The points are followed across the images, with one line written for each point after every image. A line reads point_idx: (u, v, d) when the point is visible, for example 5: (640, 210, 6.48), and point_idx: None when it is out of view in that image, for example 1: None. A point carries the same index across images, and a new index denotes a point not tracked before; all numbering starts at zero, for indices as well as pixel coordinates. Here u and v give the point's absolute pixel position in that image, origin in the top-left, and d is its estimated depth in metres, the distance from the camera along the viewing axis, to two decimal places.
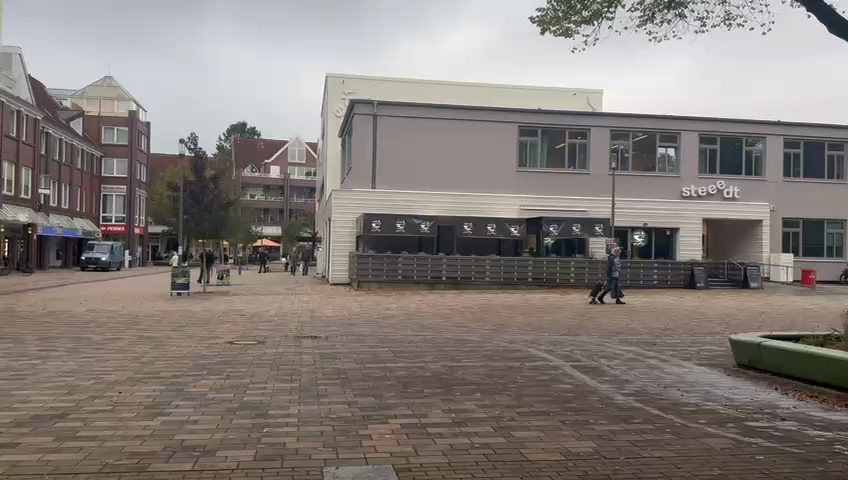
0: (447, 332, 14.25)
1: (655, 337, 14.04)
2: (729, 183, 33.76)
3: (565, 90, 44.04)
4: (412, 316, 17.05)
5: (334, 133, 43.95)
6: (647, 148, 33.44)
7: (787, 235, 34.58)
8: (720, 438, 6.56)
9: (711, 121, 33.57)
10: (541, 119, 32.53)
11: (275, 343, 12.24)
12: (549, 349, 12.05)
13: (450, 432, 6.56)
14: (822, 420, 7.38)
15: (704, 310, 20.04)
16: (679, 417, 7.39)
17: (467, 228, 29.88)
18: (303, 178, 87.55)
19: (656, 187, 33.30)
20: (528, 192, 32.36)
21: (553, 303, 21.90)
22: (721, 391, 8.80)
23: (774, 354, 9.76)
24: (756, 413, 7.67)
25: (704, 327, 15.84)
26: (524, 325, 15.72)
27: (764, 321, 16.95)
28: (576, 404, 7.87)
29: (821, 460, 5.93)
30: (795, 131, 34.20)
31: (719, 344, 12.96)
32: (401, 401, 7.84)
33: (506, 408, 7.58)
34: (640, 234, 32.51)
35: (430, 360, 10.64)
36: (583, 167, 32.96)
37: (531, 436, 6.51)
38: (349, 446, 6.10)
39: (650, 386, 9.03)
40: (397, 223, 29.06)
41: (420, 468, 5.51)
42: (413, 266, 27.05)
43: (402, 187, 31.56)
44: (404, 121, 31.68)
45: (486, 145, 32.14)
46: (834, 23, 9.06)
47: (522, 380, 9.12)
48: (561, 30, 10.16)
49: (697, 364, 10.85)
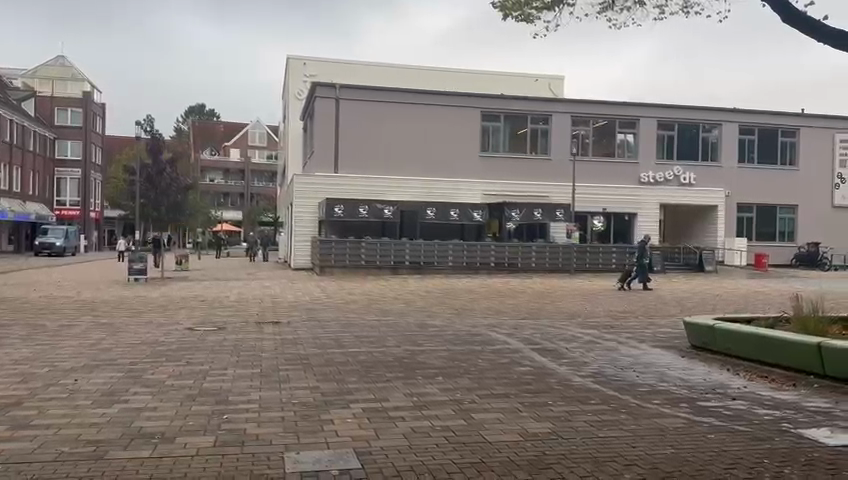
0: (409, 316, 14.31)
1: (613, 320, 14.33)
2: (686, 169, 34.37)
3: (526, 76, 44.19)
4: (374, 302, 17.05)
5: (295, 117, 43.57)
6: (606, 134, 33.93)
7: (742, 220, 35.33)
8: (674, 418, 6.76)
9: (668, 108, 34.23)
10: (503, 104, 32.74)
11: (236, 329, 12.12)
12: (510, 333, 12.19)
13: (411, 416, 6.61)
14: (770, 399, 7.65)
15: (660, 293, 20.49)
16: (635, 398, 7.58)
17: (430, 213, 30.06)
18: (263, 162, 86.49)
19: (615, 173, 33.74)
20: (490, 176, 32.51)
21: (514, 288, 22.12)
22: (675, 372, 9.03)
23: (727, 336, 10.03)
24: (708, 393, 7.91)
25: (660, 310, 16.22)
26: (486, 309, 15.88)
27: (717, 304, 17.44)
28: (534, 386, 8.00)
29: (769, 438, 6.15)
30: (749, 119, 35.02)
31: (673, 327, 13.31)
32: (363, 385, 7.86)
33: (467, 391, 7.67)
34: (599, 219, 33.09)
35: (392, 344, 10.68)
36: (544, 152, 33.23)
37: (491, 418, 6.60)
38: (311, 431, 6.10)
39: (607, 368, 9.22)
40: (360, 208, 28.96)
41: (380, 451, 5.55)
42: (376, 252, 26.98)
43: (365, 171, 31.28)
44: (367, 105, 31.44)
45: (449, 129, 32.17)
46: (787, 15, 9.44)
47: (482, 364, 9.22)
48: (522, 16, 10.22)
49: (654, 346, 11.12)
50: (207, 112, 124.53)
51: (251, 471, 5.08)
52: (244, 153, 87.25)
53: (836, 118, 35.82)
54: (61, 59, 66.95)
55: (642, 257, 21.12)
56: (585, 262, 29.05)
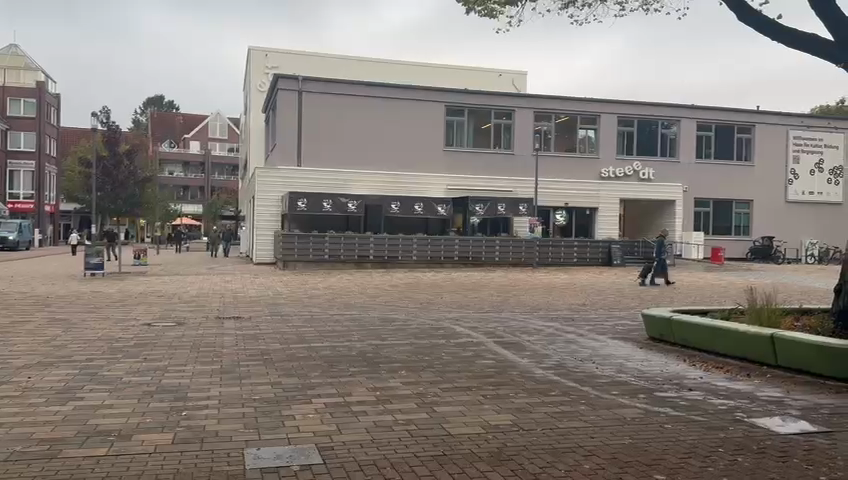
0: (373, 311, 14.30)
1: (573, 312, 14.55)
2: (645, 165, 35.06)
3: (489, 71, 44.43)
4: (338, 296, 16.99)
5: (257, 109, 43.11)
6: (568, 129, 34.35)
7: (699, 214, 36.14)
8: (632, 408, 6.89)
9: (629, 104, 34.78)
10: (467, 99, 32.86)
11: (196, 325, 11.94)
12: (473, 326, 12.26)
13: (374, 410, 6.59)
14: (724, 389, 7.84)
15: (620, 287, 20.82)
16: (594, 389, 7.71)
17: (394, 206, 29.54)
18: (224, 155, 85.32)
19: (577, 169, 34.26)
20: (455, 170, 32.61)
21: (478, 282, 22.26)
22: (633, 364, 9.19)
23: (684, 327, 10.23)
24: (665, 384, 8.07)
25: (620, 302, 16.50)
26: (450, 303, 15.96)
27: (675, 296, 17.80)
28: (497, 379, 8.07)
29: (722, 427, 6.31)
30: (706, 115, 35.84)
31: (632, 319, 13.57)
32: (326, 380, 7.82)
33: (429, 384, 7.68)
34: (562, 213, 33.42)
35: (356, 339, 10.65)
36: (507, 146, 33.48)
37: (453, 410, 6.63)
38: (271, 427, 6.04)
39: (568, 360, 9.33)
40: (323, 202, 28.66)
41: (342, 445, 5.53)
42: (340, 246, 26.77)
43: (328, 165, 31.03)
44: (330, 98, 31.16)
45: (413, 123, 32.13)
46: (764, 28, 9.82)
47: (446, 358, 9.25)
48: (485, 11, 10.27)
49: (613, 338, 11.31)
50: (166, 103, 122.24)
51: (211, 468, 5.01)
52: (204, 146, 85.97)
53: (790, 115, 36.74)
54: (14, 47, 64.94)
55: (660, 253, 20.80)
56: (547, 256, 29.41)
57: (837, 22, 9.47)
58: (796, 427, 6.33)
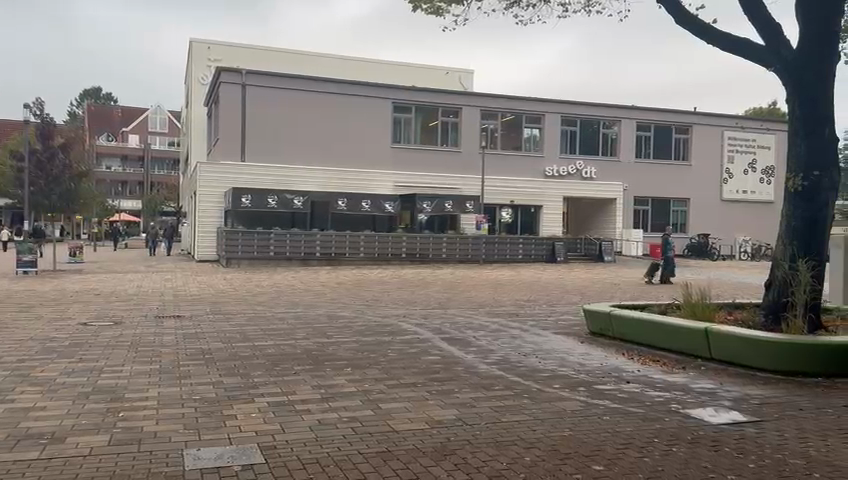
0: (319, 308, 14.22)
1: (518, 308, 14.77)
2: (587, 164, 35.72)
3: (436, 69, 44.57)
4: (283, 293, 16.83)
5: (198, 103, 42.09)
6: (513, 128, 34.79)
7: (638, 212, 37.20)
8: (572, 402, 7.05)
9: (571, 104, 35.47)
10: (413, 96, 32.91)
11: (134, 324, 11.62)
12: (419, 323, 12.30)
13: (318, 408, 6.55)
14: (660, 382, 8.11)
15: (563, 283, 21.24)
16: (536, 383, 7.86)
17: (341, 203, 29.47)
18: (164, 149, 83.18)
19: (522, 167, 34.68)
20: (402, 167, 32.58)
21: (424, 278, 22.38)
22: (574, 358, 9.39)
23: (622, 322, 10.51)
24: (605, 377, 8.29)
25: (562, 298, 16.85)
26: (397, 300, 16.00)
27: (615, 292, 18.25)
28: (442, 375, 8.11)
29: (658, 418, 6.52)
30: (646, 115, 36.85)
31: (574, 314, 13.88)
32: (270, 379, 7.72)
33: (374, 382, 7.67)
34: (508, 211, 33.93)
35: (301, 336, 10.55)
36: (455, 144, 33.74)
37: (398, 407, 6.66)
38: (212, 427, 5.94)
39: (511, 355, 9.48)
40: (269, 198, 28.25)
41: (285, 444, 5.48)
42: (285, 245, 26.41)
43: (273, 160, 30.44)
44: (275, 92, 30.61)
45: (360, 119, 31.94)
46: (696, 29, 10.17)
47: (392, 355, 9.26)
48: (432, 9, 10.34)
49: (555, 333, 11.52)
50: (103, 95, 118.36)
51: (149, 469, 4.91)
52: (143, 140, 83.68)
53: (724, 117, 38.06)
54: None
55: (668, 249, 20.84)
56: (494, 252, 29.74)
57: (766, 27, 9.97)
58: (728, 417, 6.58)
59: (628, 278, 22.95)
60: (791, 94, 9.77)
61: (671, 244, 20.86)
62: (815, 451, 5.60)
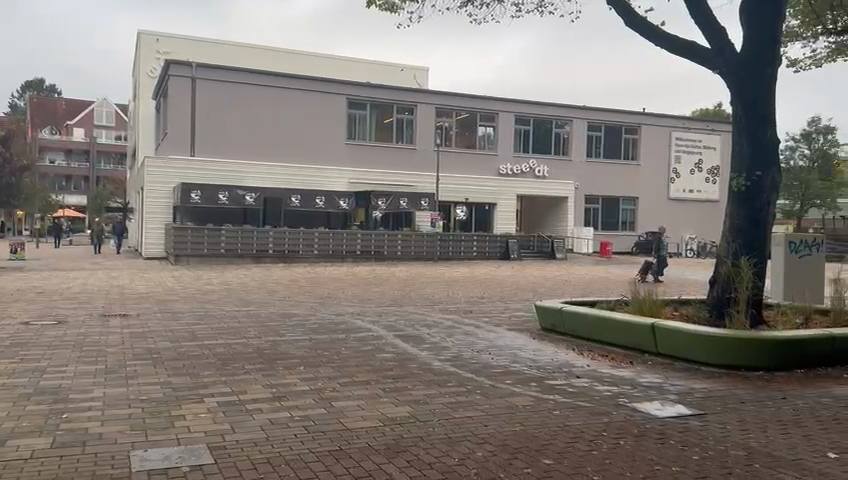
0: (272, 305, 14.06)
1: (472, 305, 14.89)
2: (540, 163, 36.25)
3: (391, 65, 44.42)
4: (234, 291, 16.58)
5: (146, 96, 41.05)
6: (468, 127, 34.99)
7: (588, 211, 37.87)
8: (523, 396, 7.14)
9: (525, 103, 35.88)
10: (368, 92, 32.79)
11: (78, 323, 11.27)
12: (373, 320, 12.30)
13: (270, 407, 6.48)
14: (609, 376, 8.28)
15: (516, 280, 21.47)
16: (489, 378, 7.93)
17: (295, 200, 29.30)
18: (110, 143, 80.96)
19: (476, 164, 34.97)
20: (356, 164, 32.40)
21: (379, 275, 22.33)
22: (526, 354, 9.51)
23: (573, 318, 10.71)
24: (556, 372, 8.42)
25: (516, 295, 17.04)
26: (352, 297, 15.93)
27: (566, 289, 18.55)
28: (395, 372, 8.12)
29: (607, 412, 6.66)
30: (596, 115, 37.55)
31: (527, 311, 14.06)
32: (220, 379, 7.60)
33: (328, 380, 7.64)
34: (462, 208, 33.99)
35: (252, 335, 10.42)
36: (409, 141, 33.78)
37: (350, 405, 6.64)
38: (160, 428, 5.83)
39: (465, 351, 9.54)
40: (219, 194, 27.85)
41: (235, 444, 5.41)
42: (236, 241, 26.02)
43: (225, 155, 29.89)
44: (226, 86, 30.03)
45: (314, 115, 31.67)
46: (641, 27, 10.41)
47: (345, 352, 9.22)
48: (385, 5, 10.32)
49: (508, 329, 11.64)
50: (45, 87, 114.45)
51: (94, 471, 4.79)
52: (89, 133, 81.29)
53: (672, 118, 39.03)
54: None
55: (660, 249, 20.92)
56: (448, 249, 29.87)
57: (706, 24, 10.28)
58: (673, 411, 6.77)
59: (581, 275, 23.33)
60: (733, 95, 10.07)
61: (663, 245, 20.98)
62: (755, 442, 5.80)
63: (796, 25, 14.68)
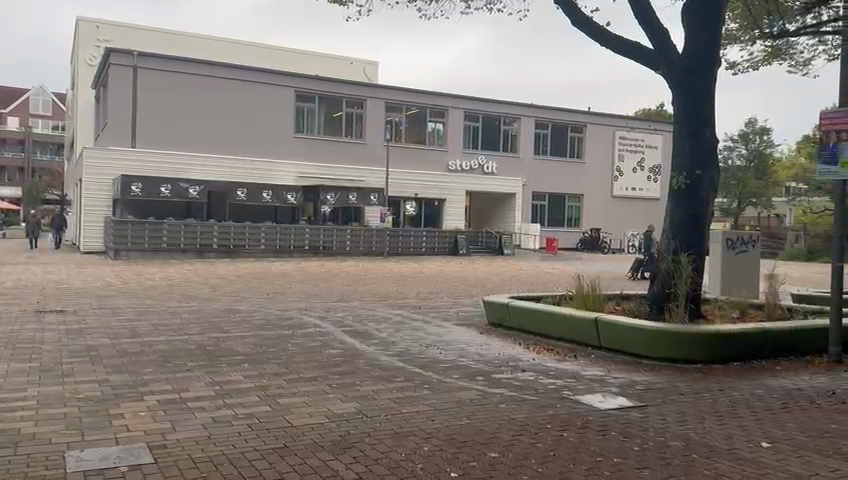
0: (216, 301, 13.78)
1: (420, 300, 14.91)
2: (489, 159, 36.55)
3: (341, 59, 44.05)
4: (177, 287, 16.18)
5: (86, 85, 39.65)
6: (417, 122, 35.03)
7: (536, 207, 38.32)
8: (469, 391, 7.19)
9: (474, 100, 36.13)
10: (317, 85, 32.50)
11: (10, 320, 10.80)
12: (321, 316, 12.19)
13: (212, 405, 6.36)
14: (553, 370, 8.41)
15: (465, 275, 21.59)
16: (436, 373, 7.96)
17: (241, 194, 28.77)
18: (47, 133, 78.01)
19: (425, 160, 35.01)
20: (303, 158, 32.05)
21: (328, 270, 22.12)
22: (473, 349, 9.57)
23: (519, 313, 10.82)
24: (502, 366, 8.51)
25: (464, 290, 17.16)
26: (299, 293, 15.76)
27: (514, 284, 18.79)
28: (343, 368, 8.07)
29: (551, 405, 6.76)
30: (543, 113, 38.09)
31: (474, 306, 14.16)
32: (161, 376, 7.42)
33: (273, 376, 7.53)
34: (412, 204, 34.14)
35: (195, 331, 10.18)
36: (358, 135, 33.54)
37: (296, 402, 6.56)
38: (98, 427, 5.64)
39: (412, 347, 9.54)
40: (161, 187, 27.14)
41: (176, 443, 5.28)
42: (179, 236, 25.38)
43: (168, 147, 29.16)
44: (170, 76, 29.24)
45: (261, 107, 31.13)
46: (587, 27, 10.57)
47: (291, 349, 9.11)
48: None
49: (456, 324, 11.70)
50: None
51: (25, 473, 4.60)
52: (24, 123, 78.14)
53: (616, 117, 39.90)
54: None
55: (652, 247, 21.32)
56: (397, 245, 29.87)
57: (647, 21, 10.51)
58: (614, 403, 6.93)
59: (529, 271, 23.64)
60: (675, 95, 10.35)
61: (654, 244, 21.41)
62: (694, 433, 5.98)
63: (734, 28, 15.17)
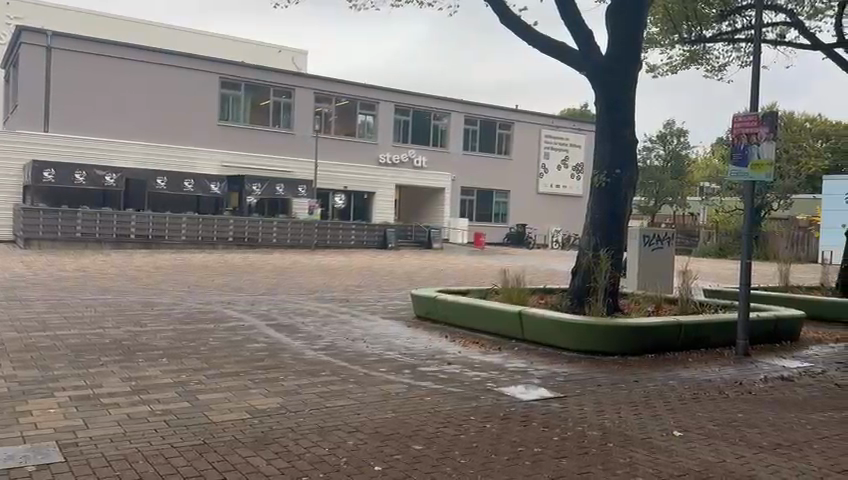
0: (133, 294, 13.28)
1: (348, 294, 14.84)
2: (419, 153, 36.75)
3: (268, 46, 43.12)
4: (92, 279, 15.50)
5: None
6: (348, 114, 34.77)
7: (464, 202, 38.68)
8: (395, 384, 7.23)
9: (404, 93, 36.24)
10: (242, 73, 31.66)
11: None
12: (245, 310, 11.93)
13: (128, 401, 6.14)
14: (479, 362, 8.55)
15: (393, 268, 21.64)
16: (363, 367, 7.95)
17: (161, 183, 27.87)
18: None
19: (355, 153, 34.81)
20: (228, 147, 31.23)
21: (253, 263, 21.71)
22: (400, 342, 9.60)
23: (446, 306, 10.93)
24: (428, 359, 8.58)
25: (392, 284, 17.19)
26: (223, 286, 15.38)
27: (441, 278, 18.96)
28: (266, 363, 7.94)
29: (475, 396, 6.88)
30: (472, 110, 38.57)
31: (402, 299, 14.22)
32: (73, 372, 7.10)
33: (193, 372, 7.33)
34: (341, 197, 33.68)
35: (110, 325, 9.80)
36: (286, 125, 32.97)
37: (217, 397, 6.43)
38: (2, 425, 5.35)
39: (339, 340, 9.50)
40: (76, 174, 25.84)
41: (88, 442, 5.06)
42: (95, 224, 24.34)
43: (84, 132, 27.88)
44: (86, 58, 27.93)
45: (185, 94, 30.17)
46: (517, 27, 10.72)
47: (213, 343, 8.90)
48: None
49: (383, 318, 11.71)
50: None
51: None
52: None
53: (542, 115, 40.85)
54: None
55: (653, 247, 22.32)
56: (325, 238, 29.60)
57: (574, 23, 10.75)
58: (536, 394, 7.11)
59: (456, 265, 23.89)
60: (598, 96, 10.65)
61: None
62: (610, 423, 6.20)
63: (654, 32, 15.58)
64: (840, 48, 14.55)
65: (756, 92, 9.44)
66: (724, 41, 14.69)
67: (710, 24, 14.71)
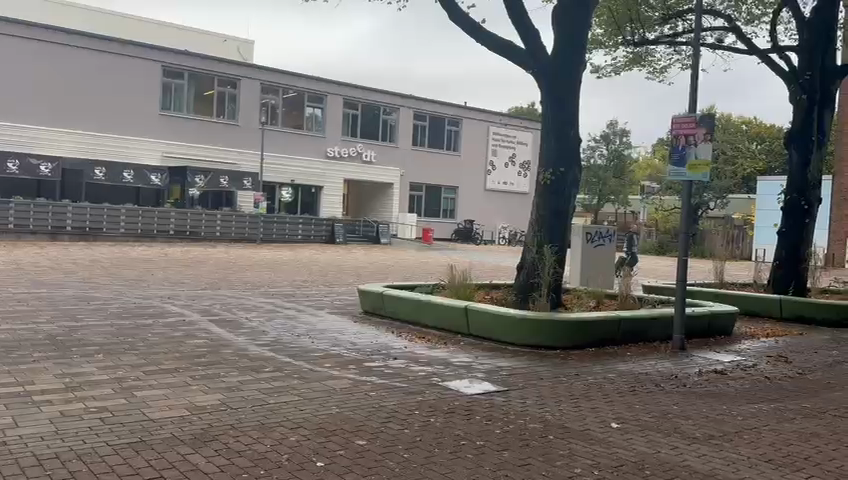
0: (69, 288, 12.83)
1: (294, 288, 14.69)
2: (367, 147, 36.58)
3: (212, 35, 41.95)
4: (24, 272, 14.88)
5: None
6: (296, 106, 34.27)
7: (413, 198, 38.81)
8: (341, 379, 7.19)
9: (353, 87, 35.97)
10: (184, 60, 30.60)
11: None
12: (186, 304, 11.67)
13: (61, 399, 5.93)
14: (424, 357, 8.58)
15: (340, 263, 21.51)
16: (307, 363, 7.88)
17: (99, 172, 27.79)
18: None
19: (303, 146, 34.40)
20: (170, 136, 30.34)
21: (196, 257, 21.25)
22: (346, 337, 9.55)
23: (393, 302, 10.93)
24: (374, 354, 8.57)
25: (339, 278, 17.08)
26: (163, 280, 14.99)
27: (388, 273, 18.94)
28: (208, 359, 7.78)
29: (420, 391, 6.90)
30: (421, 105, 38.52)
31: (348, 294, 14.15)
32: (2, 368, 6.82)
33: (130, 368, 7.14)
34: (288, 190, 33.98)
35: (43, 320, 9.44)
36: (231, 116, 32.22)
37: (156, 394, 6.27)
38: None
39: (284, 336, 9.40)
40: (8, 162, 25.64)
41: (18, 441, 4.88)
42: (28, 215, 23.44)
43: (17, 120, 26.77)
44: (19, 42, 26.74)
45: (124, 81, 29.07)
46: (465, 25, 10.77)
47: (152, 338, 8.68)
48: None
49: (329, 313, 11.62)
50: None
51: None
52: None
53: (490, 112, 41.13)
54: None
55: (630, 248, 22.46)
56: (271, 232, 29.20)
57: (521, 22, 10.85)
58: (480, 388, 7.18)
59: (403, 261, 23.90)
60: (544, 94, 10.81)
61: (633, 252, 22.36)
62: (551, 416, 6.32)
63: (599, 33, 15.90)
64: (774, 54, 15.15)
65: (695, 94, 9.73)
66: (666, 44, 15.11)
67: (653, 27, 15.14)
